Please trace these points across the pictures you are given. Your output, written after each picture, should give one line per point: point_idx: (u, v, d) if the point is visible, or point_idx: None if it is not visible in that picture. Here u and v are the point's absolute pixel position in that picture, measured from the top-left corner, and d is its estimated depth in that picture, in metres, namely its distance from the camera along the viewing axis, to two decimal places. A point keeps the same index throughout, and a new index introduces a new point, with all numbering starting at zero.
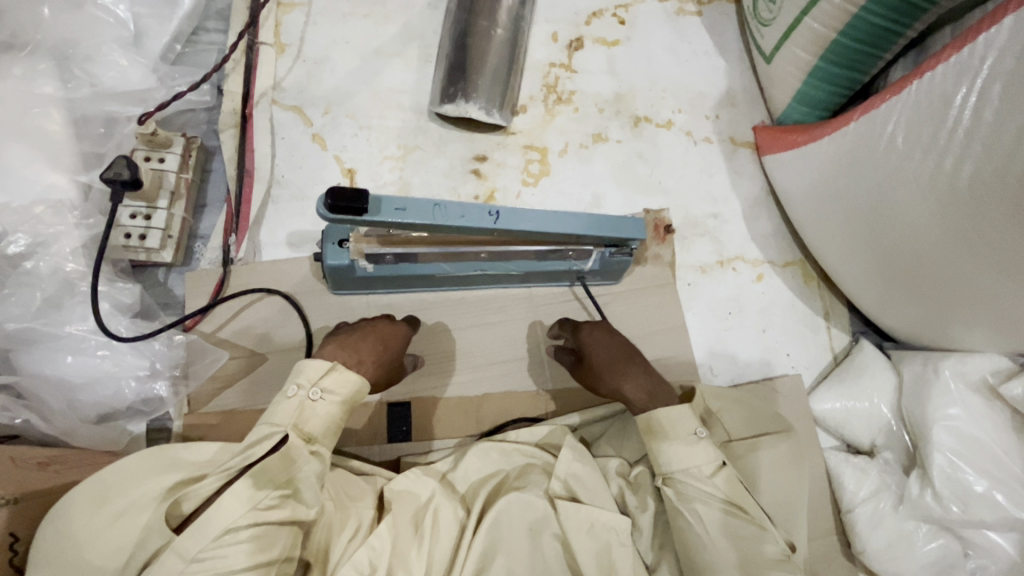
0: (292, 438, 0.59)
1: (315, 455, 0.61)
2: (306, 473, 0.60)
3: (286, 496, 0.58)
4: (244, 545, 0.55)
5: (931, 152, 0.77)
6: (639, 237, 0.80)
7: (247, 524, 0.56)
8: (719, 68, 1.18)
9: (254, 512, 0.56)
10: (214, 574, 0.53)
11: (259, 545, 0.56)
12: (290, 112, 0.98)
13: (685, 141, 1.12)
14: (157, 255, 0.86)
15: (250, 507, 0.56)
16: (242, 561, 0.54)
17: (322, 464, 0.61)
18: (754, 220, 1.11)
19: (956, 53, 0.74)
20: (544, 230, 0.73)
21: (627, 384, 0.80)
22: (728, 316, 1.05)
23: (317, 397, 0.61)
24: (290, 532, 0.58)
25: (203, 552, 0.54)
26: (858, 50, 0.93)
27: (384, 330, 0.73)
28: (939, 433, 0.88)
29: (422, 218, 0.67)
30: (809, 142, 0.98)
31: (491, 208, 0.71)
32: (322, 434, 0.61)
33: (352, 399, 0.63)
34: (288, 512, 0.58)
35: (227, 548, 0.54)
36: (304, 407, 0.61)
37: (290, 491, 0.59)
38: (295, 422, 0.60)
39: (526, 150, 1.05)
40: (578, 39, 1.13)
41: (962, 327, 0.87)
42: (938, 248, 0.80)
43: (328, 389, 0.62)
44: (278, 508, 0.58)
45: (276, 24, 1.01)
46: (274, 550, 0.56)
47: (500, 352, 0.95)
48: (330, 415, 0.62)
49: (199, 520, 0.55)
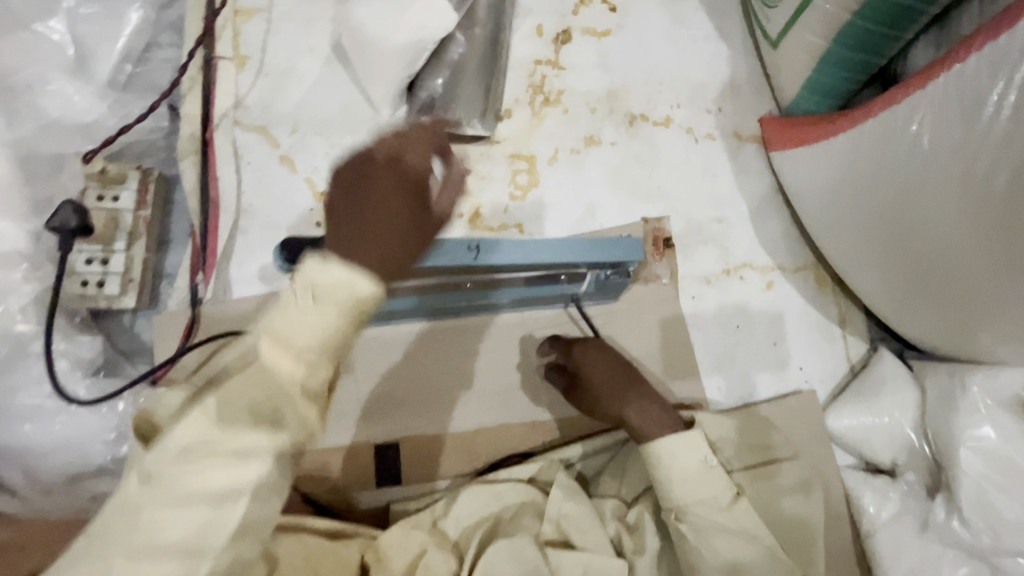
0: (267, 349, 0.47)
1: (310, 374, 0.47)
2: (288, 396, 0.46)
3: (272, 425, 0.46)
4: (204, 477, 0.44)
5: (961, 153, 0.69)
6: (638, 258, 0.78)
7: (213, 449, 0.45)
8: (720, 55, 1.08)
9: (223, 430, 0.45)
10: (173, 501, 0.43)
11: (221, 483, 0.45)
12: (253, 133, 0.90)
13: (685, 139, 1.03)
14: (118, 301, 0.79)
15: (215, 428, 0.45)
16: (202, 490, 0.44)
17: (321, 381, 0.48)
18: (762, 222, 1.02)
19: (989, 41, 0.66)
20: (529, 260, 0.70)
21: (630, 409, 0.79)
22: (736, 329, 0.97)
23: (307, 301, 0.47)
24: (262, 469, 0.46)
25: (158, 472, 0.44)
26: (873, 31, 0.85)
27: (379, 185, 0.50)
28: (967, 454, 0.82)
29: None
30: (822, 137, 0.90)
31: (469, 242, 0.68)
32: (315, 346, 0.47)
33: (351, 307, 0.47)
34: (278, 437, 0.46)
35: (187, 471, 0.44)
36: (291, 312, 0.47)
37: (286, 422, 0.46)
38: (281, 334, 0.47)
39: (512, 160, 0.97)
40: (566, 31, 1.04)
41: (990, 341, 0.80)
42: (969, 254, 0.74)
43: (322, 294, 0.47)
44: (266, 431, 0.46)
45: (234, 36, 0.93)
46: (236, 503, 0.45)
47: (491, 383, 0.89)
48: (324, 325, 0.47)
49: (179, 422, 0.45)
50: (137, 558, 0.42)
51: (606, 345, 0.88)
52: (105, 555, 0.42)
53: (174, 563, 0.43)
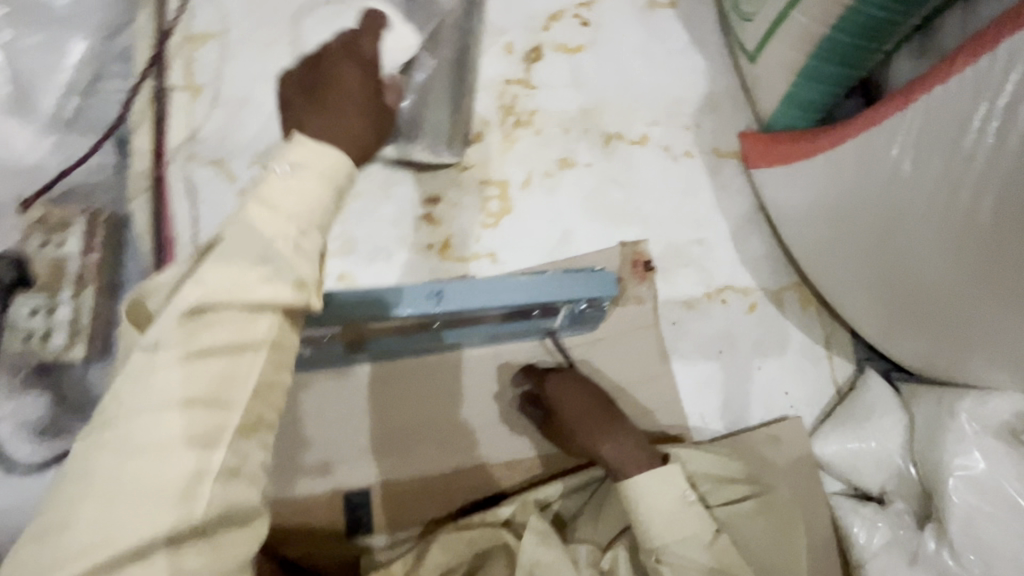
0: (251, 208, 0.47)
1: (305, 237, 0.48)
2: (290, 250, 0.46)
3: (277, 283, 0.45)
4: (215, 336, 0.43)
5: (945, 181, 0.67)
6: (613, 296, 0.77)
7: (220, 305, 0.43)
8: (697, 68, 1.05)
9: (234, 292, 0.44)
10: (192, 362, 0.42)
11: (236, 337, 0.44)
12: (209, 167, 0.86)
13: (663, 158, 1.00)
14: (66, 353, 0.76)
15: (220, 285, 0.43)
16: (219, 343, 0.43)
17: (319, 244, 0.49)
18: (744, 242, 0.99)
19: (970, 64, 0.62)
20: (493, 304, 0.71)
21: (605, 444, 0.76)
22: (718, 355, 0.95)
23: (285, 169, 0.48)
24: (272, 324, 0.46)
25: (166, 333, 0.42)
26: (852, 44, 0.82)
27: (340, 80, 0.56)
28: (955, 482, 0.79)
29: (359, 309, 0.70)
30: (802, 156, 0.87)
31: (433, 289, 0.70)
32: (308, 212, 0.48)
33: (333, 172, 0.50)
34: (284, 293, 0.45)
35: (200, 330, 0.43)
36: (270, 181, 0.48)
37: (291, 279, 0.46)
38: (273, 203, 0.47)
39: (483, 186, 0.93)
40: (537, 48, 1.00)
41: (983, 364, 0.77)
42: (957, 282, 0.71)
43: (297, 163, 0.49)
44: (274, 287, 0.45)
45: (186, 64, 0.89)
46: (252, 358, 0.44)
47: (466, 422, 0.86)
48: (308, 188, 0.48)
49: (184, 282, 0.44)
50: (158, 423, 0.40)
51: (578, 375, 0.86)
52: (126, 428, 0.40)
53: (204, 422, 0.42)
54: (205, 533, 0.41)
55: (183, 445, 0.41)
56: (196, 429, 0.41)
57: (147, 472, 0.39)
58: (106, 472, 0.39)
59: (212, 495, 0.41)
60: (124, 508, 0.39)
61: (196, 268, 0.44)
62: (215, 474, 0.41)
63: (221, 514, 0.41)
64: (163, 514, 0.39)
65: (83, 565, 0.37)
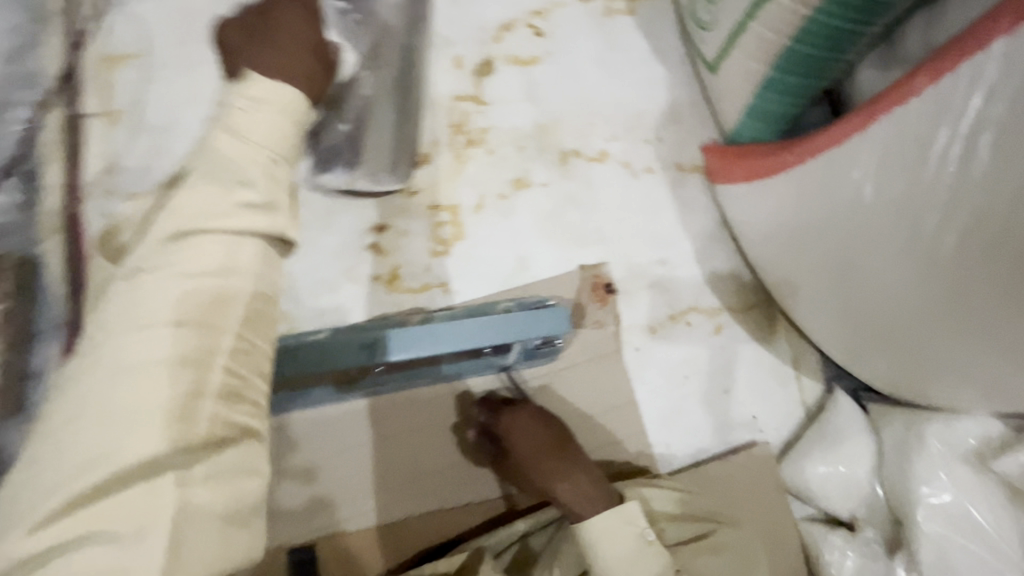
0: (220, 136, 0.57)
1: (275, 167, 0.58)
2: (263, 180, 0.56)
3: (256, 207, 0.55)
4: (196, 265, 0.51)
5: (907, 211, 0.64)
6: (565, 331, 0.77)
7: (202, 236, 0.52)
8: (658, 79, 1.00)
9: (215, 212, 0.53)
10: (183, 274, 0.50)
11: (218, 259, 0.52)
12: (130, 203, 0.80)
13: (623, 175, 0.96)
14: None
15: (204, 214, 0.53)
16: (203, 263, 0.51)
17: (286, 174, 0.59)
18: (708, 260, 0.96)
19: (932, 83, 0.59)
20: (431, 351, 0.73)
21: (562, 485, 0.73)
22: (683, 381, 0.91)
23: (246, 105, 0.58)
24: (255, 247, 0.54)
25: (149, 260, 0.51)
26: (813, 55, 0.78)
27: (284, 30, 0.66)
28: (923, 512, 0.77)
29: (305, 361, 0.74)
30: (763, 173, 0.82)
31: (366, 341, 0.74)
32: (274, 146, 0.58)
33: (287, 105, 0.60)
34: (259, 218, 0.55)
35: (183, 252, 0.51)
36: (235, 114, 0.58)
37: (265, 199, 0.56)
38: (243, 140, 0.57)
39: (432, 212, 0.88)
40: (488, 61, 0.95)
41: (948, 394, 0.74)
42: (922, 315, 0.68)
43: (258, 98, 0.59)
44: (250, 211, 0.54)
45: (103, 88, 0.82)
46: (236, 283, 0.52)
47: (422, 464, 0.82)
48: (270, 120, 0.58)
49: (166, 218, 0.53)
50: (150, 348, 0.47)
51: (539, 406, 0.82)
52: (118, 350, 0.47)
53: (197, 343, 0.49)
54: (204, 451, 0.47)
55: (176, 367, 0.48)
56: (189, 349, 0.49)
57: (145, 395, 0.46)
58: (104, 394, 0.46)
59: (208, 410, 0.48)
60: (125, 431, 0.45)
61: (173, 202, 0.54)
62: (208, 393, 0.49)
63: (219, 430, 0.49)
64: (162, 430, 0.46)
65: (94, 478, 0.44)
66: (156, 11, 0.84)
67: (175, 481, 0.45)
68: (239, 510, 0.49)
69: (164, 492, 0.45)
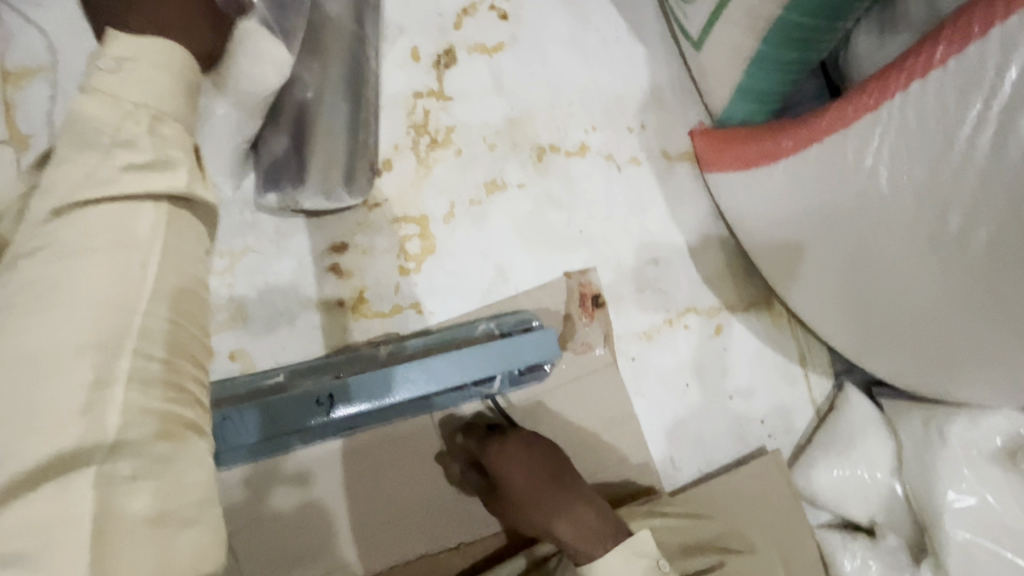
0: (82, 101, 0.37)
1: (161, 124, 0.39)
2: (147, 135, 0.38)
3: (142, 167, 0.37)
4: (88, 234, 0.35)
5: (930, 200, 0.57)
6: (554, 355, 0.72)
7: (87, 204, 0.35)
8: (637, 59, 0.91)
9: (88, 181, 0.35)
10: (73, 244, 0.34)
11: (113, 229, 0.35)
12: None
13: (605, 168, 0.87)
14: None
15: (87, 179, 0.36)
16: (103, 226, 0.35)
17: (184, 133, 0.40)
18: (703, 257, 0.88)
19: (956, 53, 0.52)
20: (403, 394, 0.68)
21: (559, 520, 0.64)
22: (686, 388, 0.84)
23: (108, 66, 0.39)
24: (157, 214, 0.37)
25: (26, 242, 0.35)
26: (810, 25, 0.70)
27: None
28: (951, 517, 0.72)
29: (255, 419, 0.66)
30: (757, 162, 0.75)
31: (322, 394, 0.67)
32: (157, 102, 0.39)
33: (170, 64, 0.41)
34: (161, 188, 0.37)
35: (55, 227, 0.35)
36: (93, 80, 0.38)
37: (154, 156, 0.37)
38: (108, 91, 0.38)
39: (398, 224, 0.79)
40: (448, 50, 0.85)
41: (975, 393, 0.68)
42: (944, 316, 0.62)
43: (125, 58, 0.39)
44: (138, 170, 0.36)
45: (7, 108, 0.71)
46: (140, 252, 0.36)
47: (408, 503, 0.74)
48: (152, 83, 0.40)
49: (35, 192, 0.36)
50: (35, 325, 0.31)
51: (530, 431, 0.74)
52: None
53: (98, 321, 0.33)
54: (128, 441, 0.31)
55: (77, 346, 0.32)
56: (99, 329, 0.33)
57: (38, 384, 0.30)
58: None
59: (127, 398, 0.32)
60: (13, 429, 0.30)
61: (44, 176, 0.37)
62: (126, 373, 0.33)
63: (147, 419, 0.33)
64: (64, 427, 0.30)
65: None
66: (62, 20, 0.74)
67: (92, 478, 0.29)
68: (185, 507, 0.32)
69: (77, 494, 0.29)
